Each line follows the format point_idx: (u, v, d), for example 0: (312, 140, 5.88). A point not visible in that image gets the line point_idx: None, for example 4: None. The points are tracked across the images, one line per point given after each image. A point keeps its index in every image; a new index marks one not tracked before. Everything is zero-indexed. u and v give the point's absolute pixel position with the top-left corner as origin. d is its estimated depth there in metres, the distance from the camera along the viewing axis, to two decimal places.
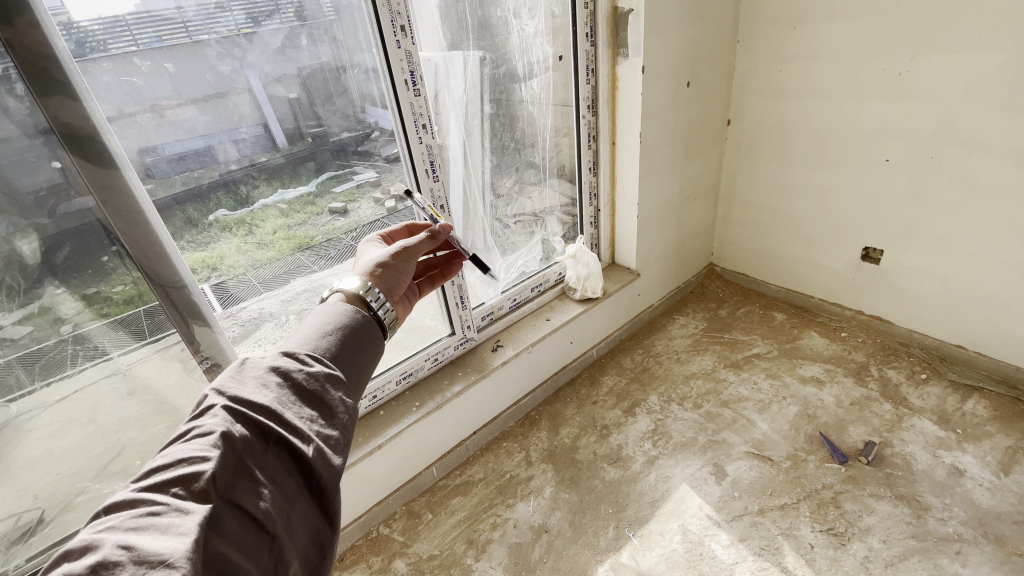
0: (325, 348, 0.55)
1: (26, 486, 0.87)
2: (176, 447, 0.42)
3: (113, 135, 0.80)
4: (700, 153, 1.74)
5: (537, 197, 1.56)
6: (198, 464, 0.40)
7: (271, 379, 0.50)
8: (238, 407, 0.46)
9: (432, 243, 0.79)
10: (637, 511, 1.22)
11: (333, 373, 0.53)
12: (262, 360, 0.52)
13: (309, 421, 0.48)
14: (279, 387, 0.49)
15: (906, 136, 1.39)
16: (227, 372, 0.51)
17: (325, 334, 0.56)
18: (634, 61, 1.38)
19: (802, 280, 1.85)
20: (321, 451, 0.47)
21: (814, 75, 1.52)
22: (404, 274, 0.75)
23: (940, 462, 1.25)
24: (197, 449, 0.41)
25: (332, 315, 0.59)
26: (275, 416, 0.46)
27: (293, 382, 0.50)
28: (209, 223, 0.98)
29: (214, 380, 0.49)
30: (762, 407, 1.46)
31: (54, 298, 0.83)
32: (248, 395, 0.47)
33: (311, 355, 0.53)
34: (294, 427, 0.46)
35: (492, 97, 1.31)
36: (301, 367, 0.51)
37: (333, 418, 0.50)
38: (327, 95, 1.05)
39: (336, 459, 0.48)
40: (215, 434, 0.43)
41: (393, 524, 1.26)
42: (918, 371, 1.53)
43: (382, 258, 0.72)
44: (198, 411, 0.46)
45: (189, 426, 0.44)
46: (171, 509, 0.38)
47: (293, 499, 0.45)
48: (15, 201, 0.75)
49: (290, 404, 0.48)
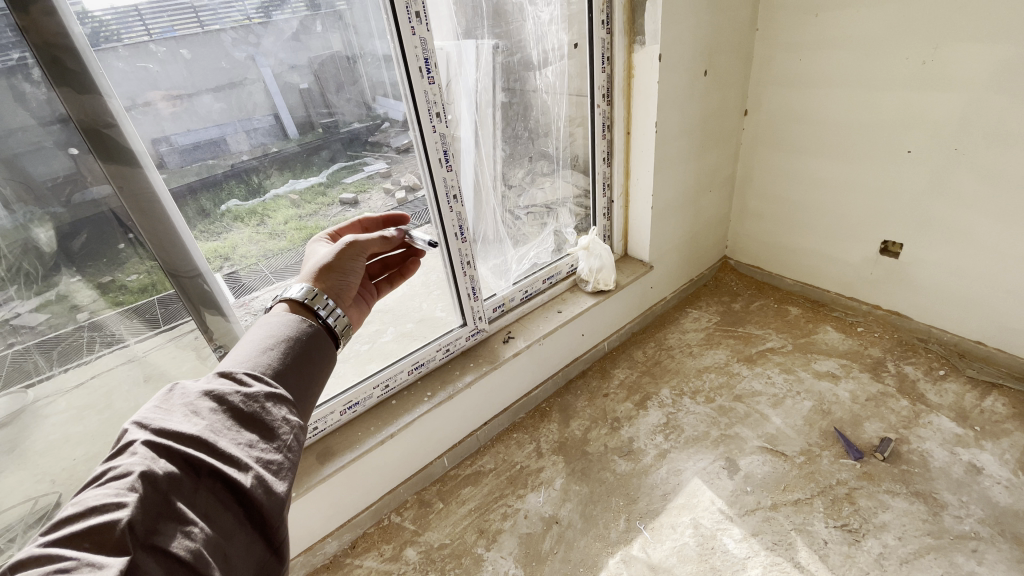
0: (266, 364, 0.55)
1: (43, 471, 0.88)
2: (89, 493, 0.40)
3: (130, 124, 0.81)
4: (715, 144, 1.71)
5: (549, 188, 1.55)
6: (111, 512, 0.38)
7: (203, 406, 0.49)
8: (163, 440, 0.44)
9: (382, 242, 0.80)
10: (648, 503, 1.22)
11: (274, 393, 0.53)
12: (193, 386, 0.51)
13: (248, 447, 0.48)
14: (212, 414, 0.48)
15: (929, 127, 1.36)
16: (152, 404, 0.49)
17: (267, 349, 0.57)
18: (651, 49, 1.35)
19: (818, 274, 1.83)
20: (260, 478, 0.46)
21: (833, 63, 1.48)
22: (352, 274, 0.76)
23: (957, 460, 1.23)
24: (110, 495, 0.39)
25: (275, 327, 0.60)
26: (207, 446, 0.45)
27: (229, 407, 0.49)
28: (221, 213, 0.98)
29: (135, 414, 0.47)
30: (775, 402, 1.45)
31: (70, 286, 0.83)
32: (175, 426, 0.46)
33: (250, 375, 0.53)
34: (228, 455, 0.46)
35: (506, 85, 1.30)
36: (237, 389, 0.51)
37: (274, 441, 0.50)
38: (339, 84, 1.05)
39: (279, 485, 0.47)
40: (132, 475, 0.41)
41: (404, 512, 1.27)
42: (936, 368, 1.51)
43: (328, 261, 0.73)
44: (118, 449, 0.44)
45: (105, 468, 0.42)
46: (82, 564, 0.35)
47: (232, 534, 0.43)
48: (30, 189, 0.75)
49: (224, 430, 0.47)
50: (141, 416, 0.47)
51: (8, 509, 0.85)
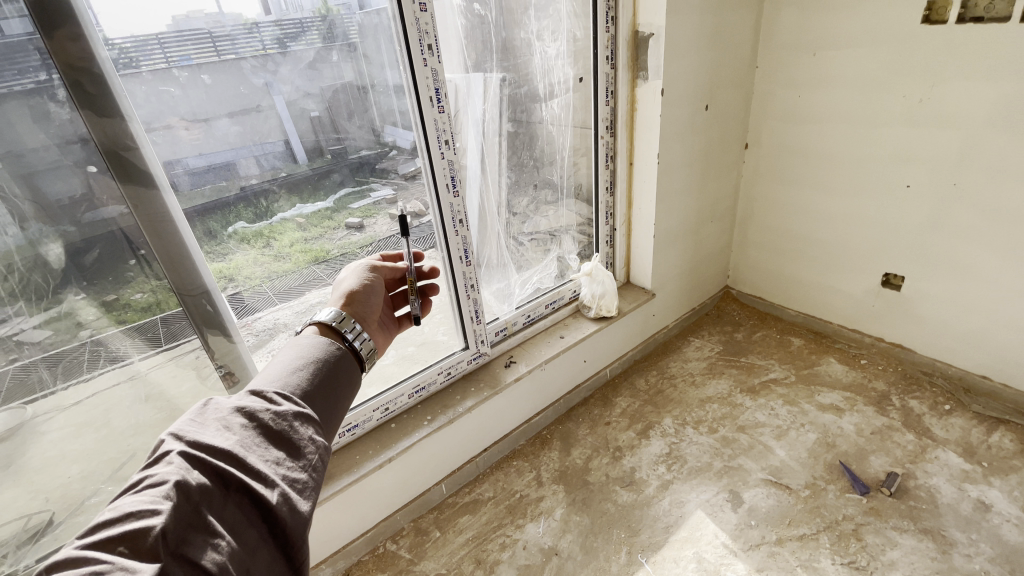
0: (296, 384, 0.56)
1: (38, 488, 0.87)
2: (124, 499, 0.41)
3: (150, 146, 0.84)
4: (716, 176, 1.74)
5: (552, 215, 1.57)
6: (146, 519, 0.39)
7: (235, 421, 0.49)
8: (197, 452, 0.45)
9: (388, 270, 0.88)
10: (650, 536, 1.19)
11: (303, 412, 0.53)
12: (226, 402, 0.52)
13: (275, 464, 0.48)
14: (243, 430, 0.49)
15: (927, 163, 1.39)
16: (187, 417, 0.50)
17: (296, 369, 0.57)
18: (654, 83, 1.40)
19: (820, 306, 1.83)
20: (286, 496, 0.46)
21: (831, 100, 1.53)
22: (376, 296, 0.78)
23: (965, 496, 1.20)
24: (147, 502, 0.40)
25: (306, 349, 0.60)
26: (238, 461, 0.46)
27: (259, 424, 0.50)
28: (227, 235, 0.99)
29: (171, 425, 0.48)
30: (779, 434, 1.43)
31: (74, 303, 0.84)
32: (208, 439, 0.46)
33: (280, 394, 0.53)
34: (257, 471, 0.46)
35: (512, 116, 1.34)
36: (267, 407, 0.51)
37: (300, 460, 0.50)
38: (351, 111, 1.08)
39: (303, 504, 0.47)
40: (167, 484, 0.41)
41: (400, 541, 1.24)
42: (941, 402, 1.49)
43: (352, 287, 0.75)
44: (153, 458, 0.45)
45: (141, 476, 0.43)
46: (116, 568, 0.35)
47: (256, 550, 0.43)
48: (43, 207, 0.77)
49: (254, 446, 0.48)
50: (177, 428, 0.48)
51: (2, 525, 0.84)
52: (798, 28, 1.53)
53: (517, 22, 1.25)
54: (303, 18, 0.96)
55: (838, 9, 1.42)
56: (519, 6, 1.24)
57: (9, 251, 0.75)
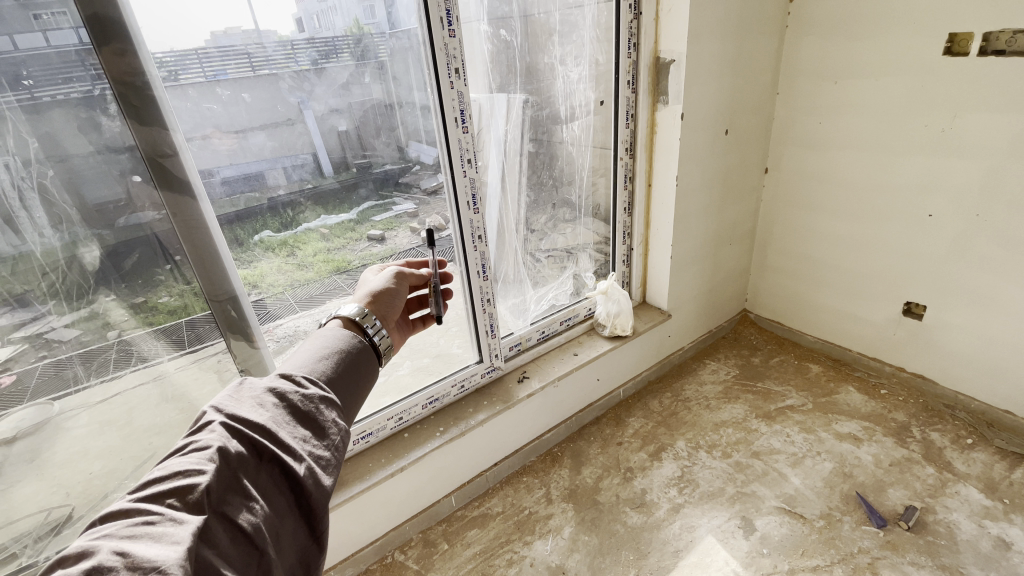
0: (321, 371, 0.58)
1: (60, 483, 0.91)
2: (173, 460, 0.44)
3: (189, 155, 0.88)
4: (736, 198, 1.75)
5: (570, 233, 1.59)
6: (193, 476, 0.42)
7: (268, 399, 0.52)
8: (235, 424, 0.48)
9: (420, 277, 0.87)
10: (658, 559, 1.17)
11: (327, 396, 0.55)
12: (259, 382, 0.54)
13: (302, 440, 0.50)
14: (274, 407, 0.51)
15: (951, 192, 1.37)
16: (225, 393, 0.53)
17: (322, 358, 0.59)
18: (674, 108, 1.42)
19: (840, 333, 1.80)
20: (312, 470, 0.48)
21: (853, 127, 1.53)
22: (398, 298, 0.80)
23: (986, 534, 1.16)
24: (192, 462, 0.43)
25: (329, 340, 0.62)
26: (270, 434, 0.48)
27: (288, 403, 0.52)
28: (254, 243, 1.03)
29: (212, 398, 0.51)
30: (794, 461, 1.41)
31: (105, 305, 0.88)
32: (245, 413, 0.49)
33: (308, 378, 0.56)
34: (286, 445, 0.48)
35: (533, 137, 1.38)
36: (296, 389, 0.54)
37: (324, 439, 0.52)
38: (378, 129, 1.12)
39: (326, 479, 0.49)
40: (211, 449, 0.44)
41: (408, 551, 1.25)
42: (964, 436, 1.45)
43: (378, 285, 0.78)
44: (196, 426, 0.48)
45: (186, 441, 0.46)
46: (166, 518, 0.39)
47: (283, 516, 0.46)
48: (83, 211, 0.82)
49: (284, 423, 0.50)
50: (217, 401, 0.51)
51: (23, 518, 0.88)
52: (819, 56, 1.54)
53: (541, 47, 1.29)
54: (335, 38, 1.01)
55: (859, 38, 1.44)
56: (543, 32, 1.28)
57: (50, 251, 0.81)
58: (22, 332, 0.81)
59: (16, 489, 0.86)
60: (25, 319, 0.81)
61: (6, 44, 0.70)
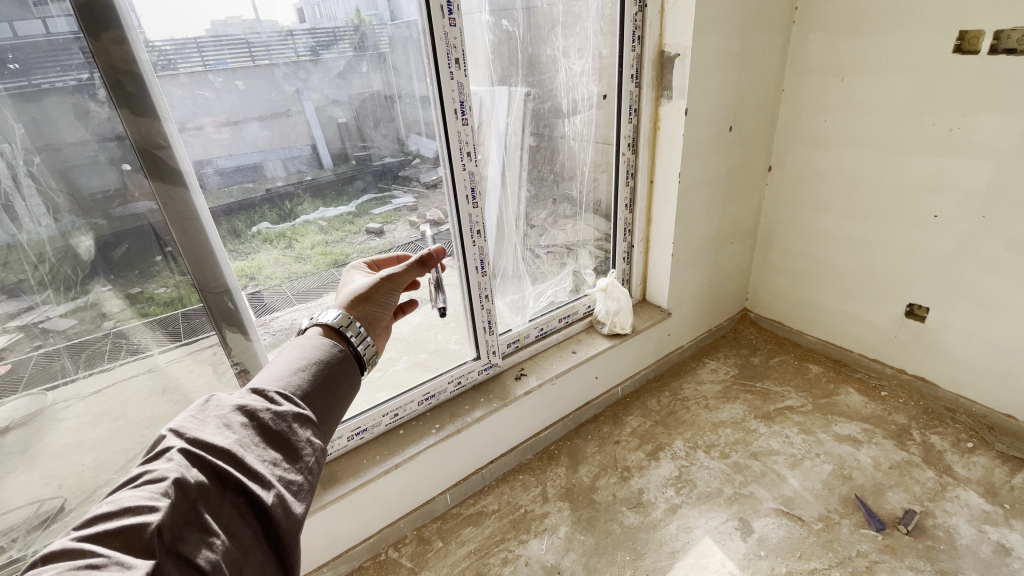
0: (296, 385, 0.56)
1: (51, 475, 0.90)
2: (124, 493, 0.42)
3: (181, 146, 0.86)
4: (738, 196, 1.73)
5: (570, 229, 1.57)
6: (143, 515, 0.40)
7: (235, 420, 0.50)
8: (197, 450, 0.46)
9: (420, 271, 0.78)
10: (655, 560, 1.17)
11: (301, 414, 0.54)
12: (227, 400, 0.53)
13: (272, 464, 0.49)
14: (242, 429, 0.50)
15: (957, 193, 1.36)
16: (188, 414, 0.51)
17: (297, 370, 0.58)
18: (678, 103, 1.40)
19: (841, 334, 1.79)
20: (281, 497, 0.47)
21: (857, 126, 1.52)
22: (386, 305, 0.76)
23: (986, 539, 1.15)
24: (145, 498, 0.41)
25: (308, 350, 0.61)
26: (235, 460, 0.47)
27: (258, 423, 0.51)
28: (252, 235, 1.01)
29: (173, 421, 0.49)
30: (794, 463, 1.40)
31: (100, 294, 0.87)
32: (208, 437, 0.48)
33: (281, 394, 0.54)
34: (254, 472, 0.47)
35: (535, 130, 1.35)
36: (267, 407, 0.52)
37: (296, 462, 0.51)
38: (376, 121, 1.10)
39: (297, 505, 0.48)
40: (167, 481, 0.42)
41: (402, 548, 1.24)
42: (964, 440, 1.44)
43: (363, 291, 0.74)
44: (154, 454, 0.46)
45: (141, 471, 0.44)
46: (112, 562, 0.37)
47: (250, 550, 0.44)
48: (77, 200, 0.80)
49: (252, 446, 0.49)
50: (177, 424, 0.49)
51: (14, 509, 0.87)
52: (825, 52, 1.52)
53: (544, 39, 1.27)
54: (335, 29, 0.99)
55: (867, 34, 1.41)
56: (546, 23, 1.26)
57: (42, 241, 0.79)
58: (17, 322, 0.80)
59: (6, 481, 0.85)
60: (19, 309, 0.80)
61: (4, 30, 0.69)
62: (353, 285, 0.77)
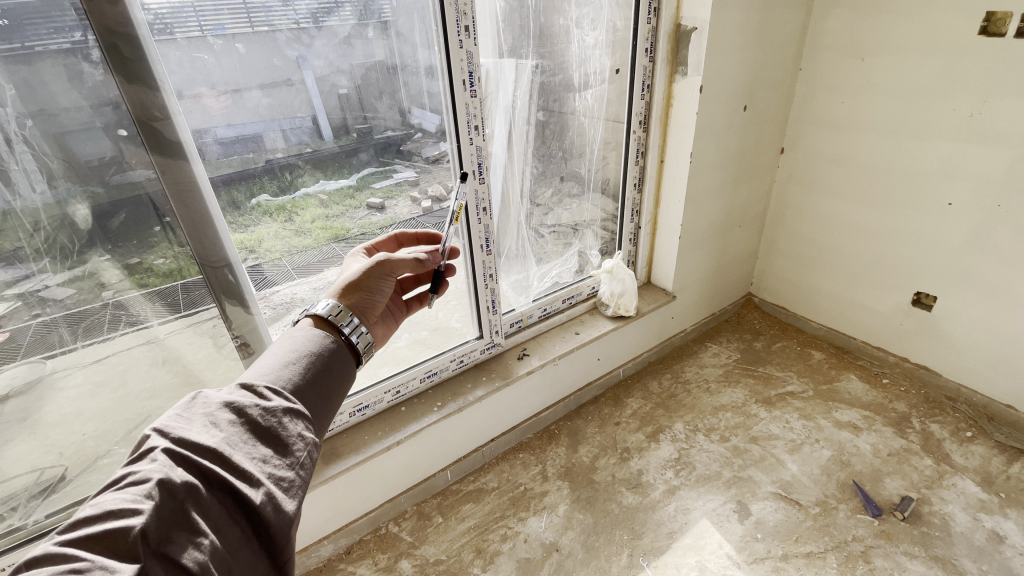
0: (288, 378, 0.55)
1: (52, 443, 0.90)
2: (107, 496, 0.41)
3: (180, 115, 0.83)
4: (749, 178, 1.70)
5: (575, 209, 1.54)
6: (126, 519, 0.39)
7: (222, 417, 0.49)
8: (183, 449, 0.45)
9: (417, 265, 0.79)
10: (653, 540, 1.18)
11: (292, 408, 0.53)
12: (215, 395, 0.52)
13: (261, 462, 0.48)
14: (230, 426, 0.49)
15: (973, 181, 1.33)
16: (173, 411, 0.50)
17: (289, 363, 0.57)
18: (693, 80, 1.35)
19: (845, 321, 1.79)
20: (271, 495, 0.46)
21: (874, 108, 1.48)
22: (378, 294, 0.75)
23: (979, 526, 1.17)
24: (127, 501, 0.40)
25: (299, 342, 0.59)
26: (223, 459, 0.46)
27: (247, 420, 0.50)
28: (251, 207, 0.99)
29: (158, 419, 0.48)
30: (793, 448, 1.41)
31: (98, 264, 0.85)
32: (195, 436, 0.46)
33: (271, 389, 0.53)
34: (242, 470, 0.46)
35: (543, 105, 1.32)
36: (257, 403, 0.51)
37: (288, 458, 0.50)
38: (379, 93, 1.06)
39: (288, 503, 0.47)
40: (150, 483, 0.41)
41: (402, 523, 1.25)
42: (963, 429, 1.45)
43: (357, 277, 0.72)
44: (138, 453, 0.45)
45: (125, 472, 0.43)
46: (95, 567, 0.36)
47: (238, 549, 0.43)
48: (72, 167, 0.78)
49: (241, 444, 0.48)
50: (163, 423, 0.47)
51: (14, 477, 0.87)
52: (846, 30, 1.47)
53: (556, 8, 1.22)
54: None
55: (891, 13, 1.36)
56: None
57: (37, 209, 0.77)
58: (15, 290, 0.79)
59: (6, 449, 0.85)
60: (16, 277, 0.78)
61: None
62: (347, 271, 0.76)
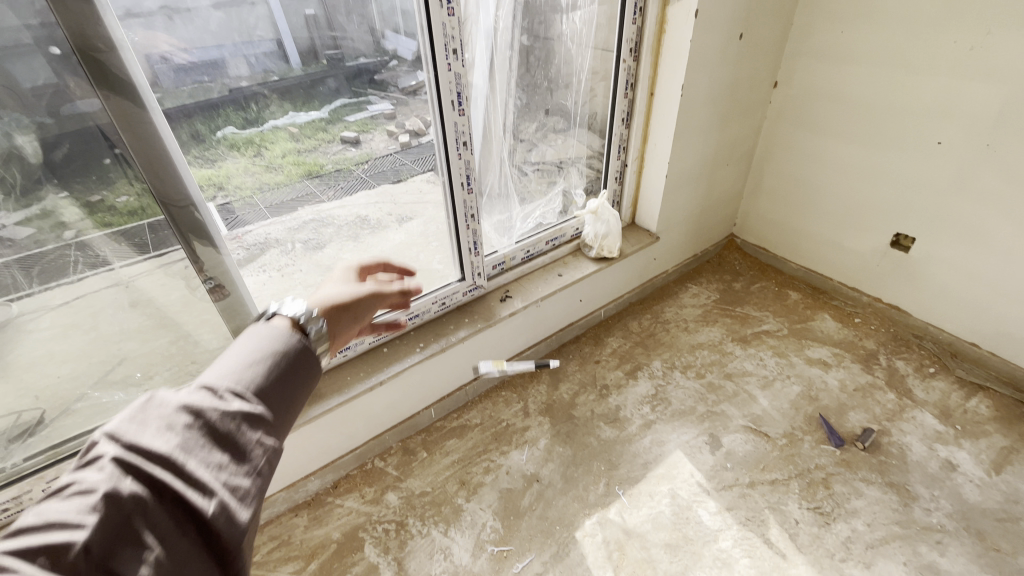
0: (252, 378, 0.47)
1: (25, 386, 0.89)
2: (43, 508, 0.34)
3: (121, 31, 0.70)
4: (740, 113, 1.64)
5: (559, 144, 1.50)
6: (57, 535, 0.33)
7: (177, 417, 0.41)
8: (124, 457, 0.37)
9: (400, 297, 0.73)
10: (629, 470, 1.24)
11: (255, 410, 0.45)
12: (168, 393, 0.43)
13: (219, 467, 0.40)
14: (183, 426, 0.41)
15: (966, 119, 1.30)
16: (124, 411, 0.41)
17: (253, 361, 0.48)
18: (688, 3, 1.26)
19: (824, 262, 1.81)
20: (227, 506, 0.39)
21: (875, 39, 1.41)
22: (360, 318, 0.69)
23: (934, 455, 1.25)
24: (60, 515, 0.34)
25: (265, 339, 0.51)
26: (172, 466, 0.38)
27: (205, 420, 0.42)
28: (217, 140, 0.93)
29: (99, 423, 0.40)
30: (765, 384, 1.46)
31: (56, 202, 0.79)
32: (139, 440, 0.38)
33: (233, 388, 0.45)
34: (194, 479, 0.38)
35: (528, 28, 1.22)
36: (216, 402, 0.43)
37: (250, 464, 0.42)
38: (347, 10, 0.97)
39: (246, 513, 0.39)
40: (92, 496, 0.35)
41: (388, 458, 1.29)
42: (927, 365, 1.52)
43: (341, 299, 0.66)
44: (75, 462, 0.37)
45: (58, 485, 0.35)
46: None
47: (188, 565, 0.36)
48: (15, 94, 0.70)
49: (196, 446, 0.40)
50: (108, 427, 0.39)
51: None
52: None
53: None
54: None
55: None
56: None
57: None
58: None
59: None
60: None
61: None
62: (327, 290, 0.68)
